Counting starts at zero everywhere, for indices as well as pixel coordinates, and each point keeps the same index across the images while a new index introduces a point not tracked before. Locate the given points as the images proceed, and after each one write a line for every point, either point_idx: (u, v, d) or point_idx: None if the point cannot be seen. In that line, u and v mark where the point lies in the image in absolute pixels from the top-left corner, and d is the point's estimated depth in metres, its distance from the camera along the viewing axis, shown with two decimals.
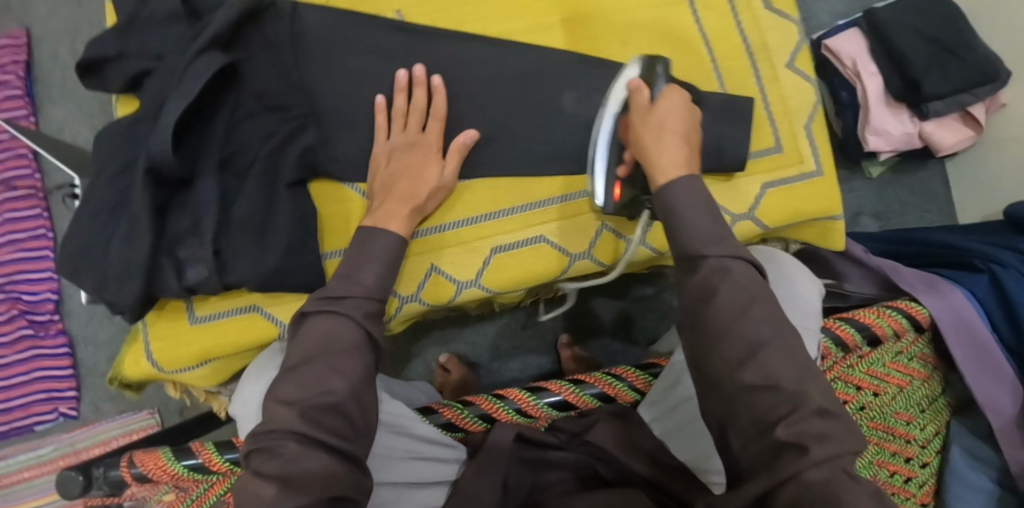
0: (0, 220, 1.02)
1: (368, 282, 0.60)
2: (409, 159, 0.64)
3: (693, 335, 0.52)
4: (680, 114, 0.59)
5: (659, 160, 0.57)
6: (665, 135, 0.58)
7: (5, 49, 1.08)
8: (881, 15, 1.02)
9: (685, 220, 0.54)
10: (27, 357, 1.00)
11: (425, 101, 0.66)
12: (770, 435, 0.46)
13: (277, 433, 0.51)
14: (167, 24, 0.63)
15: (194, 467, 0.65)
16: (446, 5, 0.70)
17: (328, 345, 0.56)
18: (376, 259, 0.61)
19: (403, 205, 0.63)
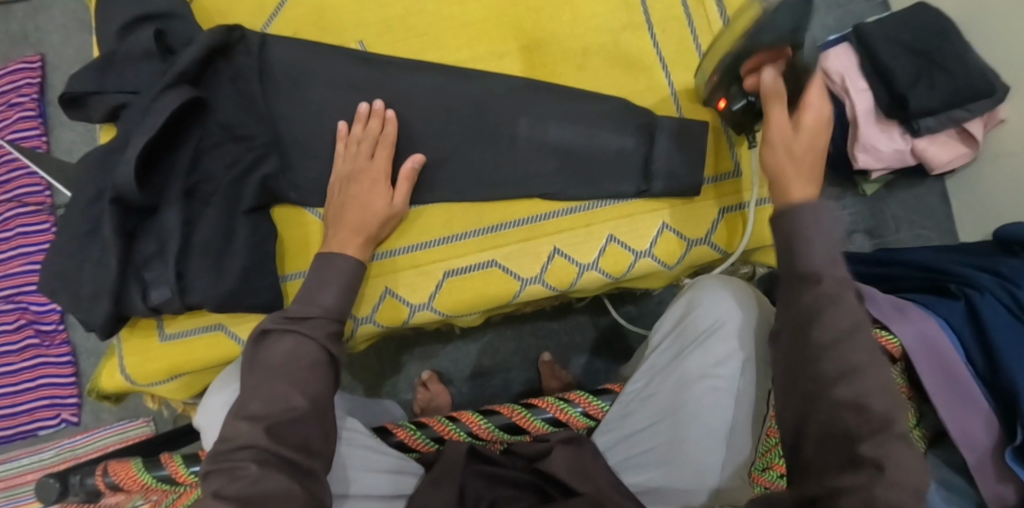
0: (12, 234, 1.09)
1: (326, 303, 0.61)
2: (364, 185, 0.66)
3: (790, 351, 0.53)
4: (818, 122, 0.59)
5: (795, 175, 0.58)
6: (808, 151, 0.59)
7: (21, 73, 1.15)
8: (869, 29, 1.00)
9: (814, 240, 0.54)
10: (33, 365, 1.08)
11: (379, 130, 0.68)
12: (852, 449, 0.47)
13: (240, 453, 0.53)
14: (141, 61, 0.67)
15: (163, 478, 0.67)
16: (409, 35, 0.74)
17: (290, 362, 0.57)
18: (332, 281, 0.63)
19: (359, 232, 0.65)
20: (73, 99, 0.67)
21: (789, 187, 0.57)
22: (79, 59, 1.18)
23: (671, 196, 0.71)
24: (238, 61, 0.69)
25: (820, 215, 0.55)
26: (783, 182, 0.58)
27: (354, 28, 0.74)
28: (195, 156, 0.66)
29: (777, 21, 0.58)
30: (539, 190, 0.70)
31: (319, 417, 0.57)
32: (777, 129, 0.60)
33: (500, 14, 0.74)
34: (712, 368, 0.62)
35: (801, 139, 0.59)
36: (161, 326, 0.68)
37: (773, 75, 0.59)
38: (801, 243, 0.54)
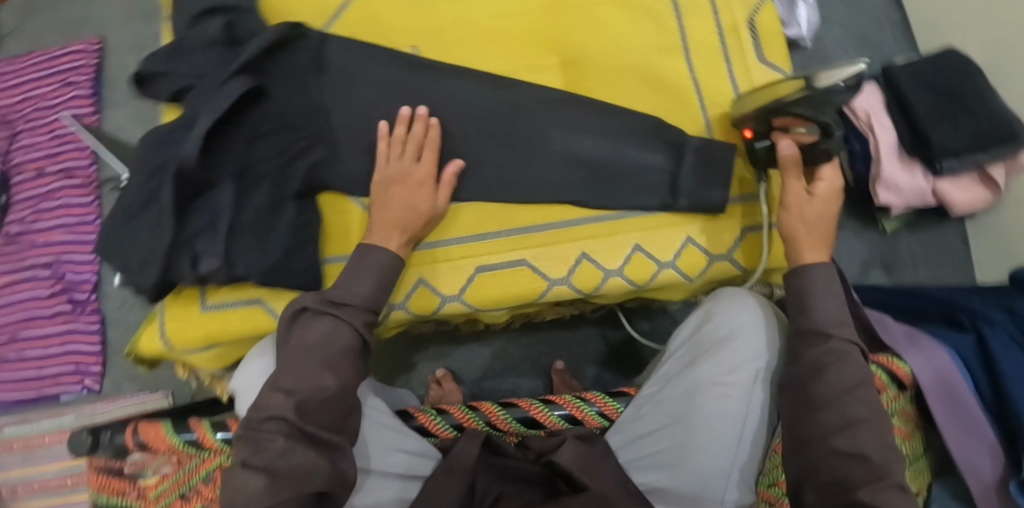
0: (56, 204, 1.16)
1: (364, 294, 0.64)
2: (406, 188, 0.69)
3: (795, 399, 0.60)
4: (830, 197, 0.67)
5: (808, 239, 0.65)
6: (822, 219, 0.66)
7: (80, 54, 1.22)
8: (897, 71, 1.04)
9: (821, 302, 0.62)
10: (63, 330, 1.12)
11: (423, 134, 0.71)
12: (851, 495, 0.53)
13: (269, 424, 0.56)
14: (208, 47, 0.71)
15: (190, 441, 0.70)
16: (458, 42, 0.78)
17: (324, 345, 0.60)
18: (370, 273, 0.65)
19: (399, 230, 0.68)
20: (142, 79, 0.72)
21: (801, 251, 0.65)
22: (137, 47, 1.24)
23: (696, 212, 0.73)
24: (297, 54, 0.73)
25: (828, 280, 0.63)
26: (797, 245, 0.66)
27: (407, 33, 0.78)
28: (251, 140, 0.71)
29: (816, 99, 0.65)
30: (570, 195, 0.73)
31: (346, 399, 0.60)
32: (796, 196, 0.66)
33: (545, 29, 0.79)
34: (721, 374, 0.65)
35: (815, 206, 0.66)
36: (204, 296, 0.72)
37: (790, 147, 0.66)
38: (809, 302, 0.63)
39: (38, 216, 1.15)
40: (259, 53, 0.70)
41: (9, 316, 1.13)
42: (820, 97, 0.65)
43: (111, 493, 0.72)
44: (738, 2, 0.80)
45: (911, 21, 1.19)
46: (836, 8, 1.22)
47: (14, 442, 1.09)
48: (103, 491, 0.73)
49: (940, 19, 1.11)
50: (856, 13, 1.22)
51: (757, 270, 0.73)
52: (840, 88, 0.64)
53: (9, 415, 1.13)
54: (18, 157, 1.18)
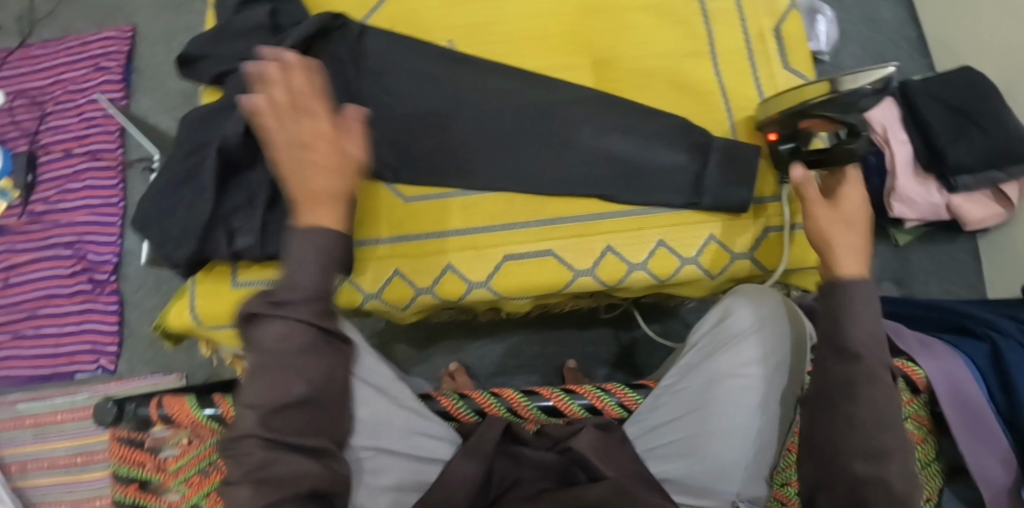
0: (82, 186, 1.19)
1: (306, 283, 0.54)
2: (319, 152, 0.57)
3: (819, 405, 0.58)
4: (859, 208, 0.63)
5: (844, 248, 0.61)
6: (852, 226, 0.62)
7: (113, 40, 1.24)
8: (914, 86, 1.05)
9: (859, 317, 0.57)
10: (81, 309, 1.14)
11: (296, 84, 0.59)
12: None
13: (243, 440, 0.53)
14: (252, 33, 0.73)
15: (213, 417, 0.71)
16: (492, 39, 0.80)
17: (283, 351, 0.53)
18: (309, 259, 0.55)
19: (337, 194, 0.57)
20: (184, 59, 0.74)
21: (838, 263, 0.60)
22: (167, 35, 1.27)
23: (720, 211, 0.75)
24: (336, 46, 0.76)
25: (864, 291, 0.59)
26: (833, 256, 0.61)
27: (443, 29, 0.81)
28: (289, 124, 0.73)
29: (844, 102, 0.66)
30: (597, 190, 0.74)
31: (322, 398, 0.55)
32: (820, 207, 0.63)
33: (575, 30, 0.81)
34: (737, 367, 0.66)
35: (842, 214, 0.63)
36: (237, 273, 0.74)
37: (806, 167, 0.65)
38: (844, 315, 0.58)
39: (63, 197, 1.18)
40: (301, 37, 0.72)
41: (29, 293, 1.15)
42: (847, 100, 0.65)
43: (129, 463, 0.72)
44: (765, 12, 0.82)
45: (929, 41, 1.20)
46: (855, 25, 1.24)
47: (26, 418, 1.13)
48: (123, 462, 0.72)
49: (958, 40, 1.13)
50: (875, 31, 1.24)
51: (778, 269, 0.74)
52: (866, 91, 0.64)
53: (24, 390, 1.15)
54: (45, 138, 1.21)
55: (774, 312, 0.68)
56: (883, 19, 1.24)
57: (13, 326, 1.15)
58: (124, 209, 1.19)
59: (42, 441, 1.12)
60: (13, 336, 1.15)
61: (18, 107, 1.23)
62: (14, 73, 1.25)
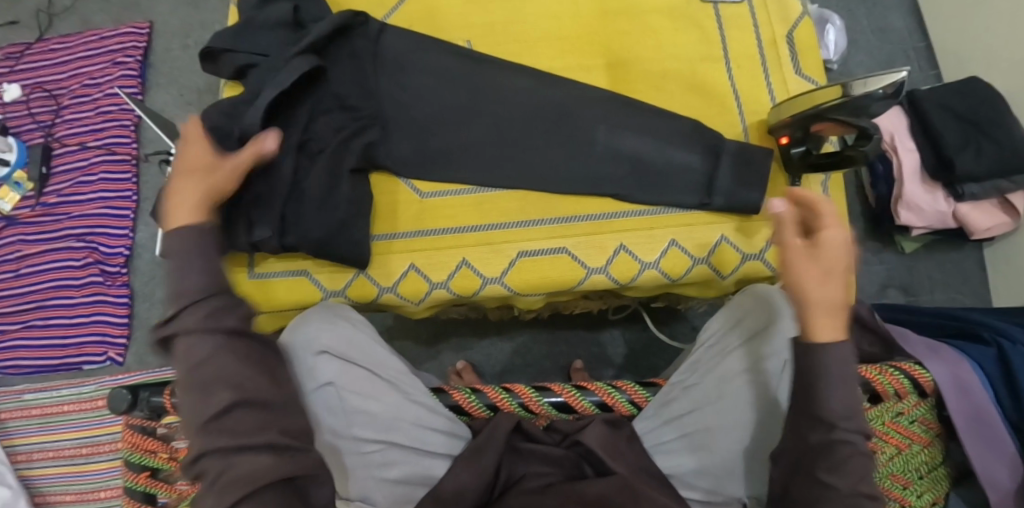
0: (96, 179, 1.20)
1: (192, 288, 0.51)
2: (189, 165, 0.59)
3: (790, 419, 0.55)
4: (841, 256, 0.51)
5: (821, 311, 0.51)
6: (833, 283, 0.51)
7: (130, 36, 1.26)
8: (923, 96, 1.07)
9: (831, 384, 0.51)
10: (91, 301, 1.15)
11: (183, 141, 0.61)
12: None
13: (198, 461, 0.50)
14: (274, 29, 0.75)
15: None
16: (510, 40, 0.82)
17: (194, 366, 0.50)
18: (187, 265, 0.52)
19: (191, 194, 0.56)
20: (207, 54, 0.75)
21: (812, 329, 0.51)
22: (183, 32, 1.28)
23: (733, 212, 0.75)
24: (355, 42, 0.77)
25: (845, 355, 0.51)
26: (807, 319, 0.51)
27: (461, 28, 0.82)
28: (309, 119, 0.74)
29: (856, 105, 0.67)
30: (612, 189, 0.75)
31: (256, 400, 0.51)
32: (798, 259, 0.52)
33: (590, 32, 0.82)
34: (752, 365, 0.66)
35: (823, 269, 0.51)
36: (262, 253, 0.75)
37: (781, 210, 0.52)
38: (818, 390, 0.51)
39: (77, 189, 1.20)
40: (322, 36, 0.73)
41: (40, 284, 1.16)
42: (859, 103, 0.67)
43: (139, 451, 0.71)
44: (778, 18, 0.83)
45: (937, 52, 1.21)
46: (864, 35, 1.25)
47: (32, 408, 1.13)
48: (133, 449, 0.71)
49: (966, 51, 1.14)
50: (883, 41, 1.25)
51: None
52: (878, 96, 0.65)
53: (32, 380, 1.16)
54: (60, 131, 1.22)
55: None
56: (892, 29, 1.25)
57: (23, 317, 1.16)
58: (137, 202, 1.20)
59: (48, 431, 1.12)
60: (23, 326, 1.15)
61: (34, 100, 1.25)
62: (32, 67, 1.27)
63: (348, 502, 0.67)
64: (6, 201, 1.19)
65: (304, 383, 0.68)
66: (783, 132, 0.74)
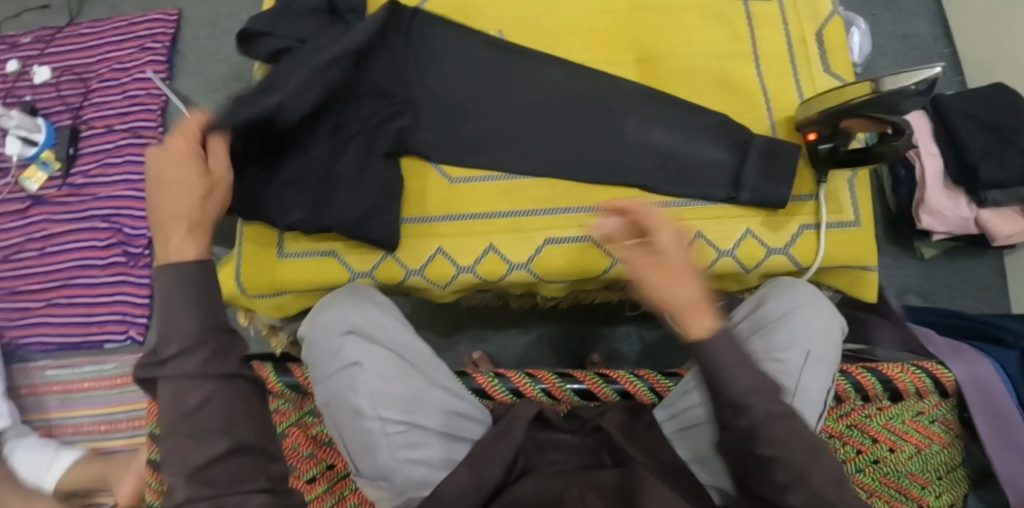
0: (122, 161, 1.21)
1: (184, 330, 0.51)
2: (189, 174, 0.57)
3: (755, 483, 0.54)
4: (666, 253, 0.50)
5: (684, 307, 0.50)
6: (684, 276, 0.50)
7: (160, 23, 1.27)
8: (947, 101, 1.05)
9: (732, 370, 0.49)
10: (114, 281, 1.17)
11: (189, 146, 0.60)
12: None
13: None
14: (311, 14, 0.76)
15: (292, 386, 0.73)
16: (541, 32, 0.83)
17: (182, 411, 0.50)
18: (182, 305, 0.52)
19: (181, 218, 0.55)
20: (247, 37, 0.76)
21: (687, 326, 0.50)
22: (211, 20, 1.29)
23: (757, 206, 0.76)
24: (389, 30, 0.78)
25: (728, 340, 0.50)
26: (678, 319, 0.50)
27: (492, 19, 0.83)
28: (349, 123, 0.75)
29: (886, 102, 0.67)
30: (639, 180, 0.76)
31: (246, 447, 0.52)
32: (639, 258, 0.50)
33: (620, 27, 0.83)
34: (772, 355, 0.67)
35: (663, 264, 0.50)
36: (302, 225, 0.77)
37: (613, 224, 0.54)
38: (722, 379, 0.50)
39: (102, 171, 1.21)
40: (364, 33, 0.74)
41: (66, 263, 1.18)
42: (890, 99, 0.66)
43: None
44: (808, 16, 0.83)
45: (963, 59, 1.21)
46: (889, 41, 1.25)
47: (53, 384, 1.17)
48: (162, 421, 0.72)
49: (992, 59, 1.14)
50: (907, 48, 1.25)
51: (814, 267, 0.76)
52: (910, 92, 0.64)
53: (53, 357, 1.19)
54: (88, 114, 1.24)
55: (805, 303, 0.70)
56: (917, 36, 1.25)
57: (48, 295, 1.18)
58: None
59: (69, 406, 1.16)
60: (46, 304, 1.18)
61: (64, 82, 1.27)
62: (62, 49, 1.29)
63: (369, 479, 0.68)
64: (33, 181, 1.21)
65: (331, 363, 0.68)
66: (812, 129, 0.75)
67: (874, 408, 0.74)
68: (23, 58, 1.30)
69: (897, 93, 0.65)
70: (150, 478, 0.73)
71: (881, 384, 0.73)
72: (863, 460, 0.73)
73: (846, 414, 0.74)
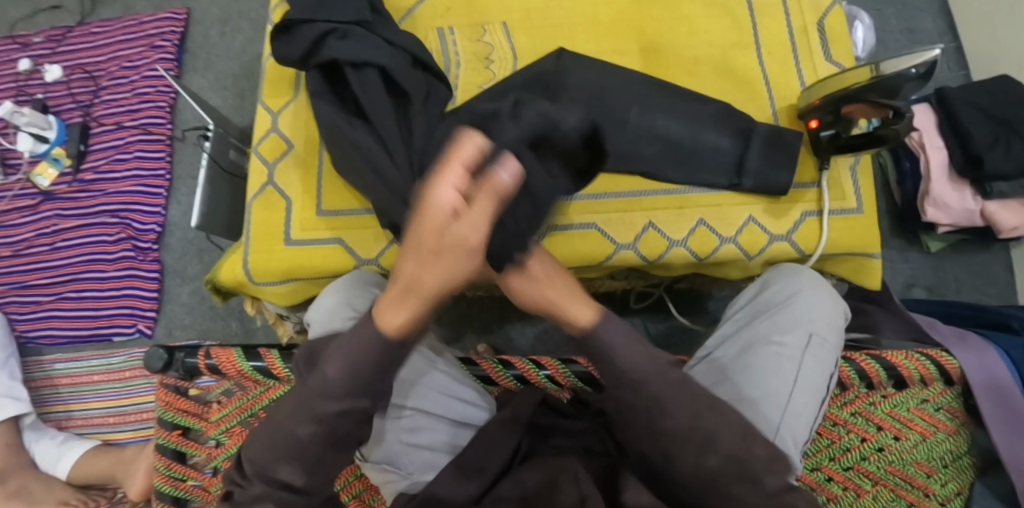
0: (131, 157, 1.23)
1: (330, 375, 0.51)
2: (425, 232, 0.43)
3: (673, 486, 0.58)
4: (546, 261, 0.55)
5: (561, 302, 0.53)
6: (552, 279, 0.54)
7: (170, 22, 1.29)
8: (951, 93, 1.05)
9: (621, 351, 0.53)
10: (124, 275, 1.18)
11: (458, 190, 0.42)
12: None
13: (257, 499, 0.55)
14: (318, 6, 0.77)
15: (258, 369, 0.73)
16: (544, 24, 0.84)
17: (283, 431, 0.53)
18: (342, 352, 0.50)
19: (428, 275, 0.46)
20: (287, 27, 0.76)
21: (569, 320, 0.53)
22: (219, 18, 1.30)
23: (761, 193, 0.76)
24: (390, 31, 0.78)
25: (615, 327, 0.53)
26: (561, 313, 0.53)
27: (496, 12, 0.85)
28: (422, 99, 0.76)
29: (888, 85, 0.68)
30: (641, 167, 0.77)
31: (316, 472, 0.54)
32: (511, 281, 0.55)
33: (624, 17, 0.83)
34: (769, 337, 0.68)
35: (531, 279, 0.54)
36: (315, 213, 0.77)
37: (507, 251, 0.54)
38: (617, 357, 0.53)
39: (112, 167, 1.23)
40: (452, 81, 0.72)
41: (76, 257, 1.20)
42: (891, 83, 0.68)
43: (173, 410, 0.74)
44: (810, 6, 0.83)
45: (968, 53, 1.21)
46: (894, 35, 1.25)
47: (62, 377, 1.19)
48: (169, 408, 0.74)
49: (998, 52, 1.13)
50: (913, 42, 1.25)
51: (816, 253, 0.76)
52: (910, 75, 0.67)
53: (62, 350, 1.20)
54: (98, 111, 1.26)
55: (805, 286, 0.70)
56: (923, 30, 1.25)
57: (58, 289, 1.20)
58: (170, 181, 1.23)
59: (79, 398, 1.17)
60: (56, 298, 1.20)
61: (74, 80, 1.28)
62: (73, 49, 1.30)
63: (370, 464, 0.66)
64: (44, 177, 1.23)
65: None
66: (813, 115, 0.75)
67: (879, 396, 0.73)
68: (35, 58, 1.31)
69: (898, 74, 0.67)
70: (157, 463, 0.75)
71: (884, 371, 0.72)
72: (868, 448, 0.73)
73: (850, 401, 0.74)
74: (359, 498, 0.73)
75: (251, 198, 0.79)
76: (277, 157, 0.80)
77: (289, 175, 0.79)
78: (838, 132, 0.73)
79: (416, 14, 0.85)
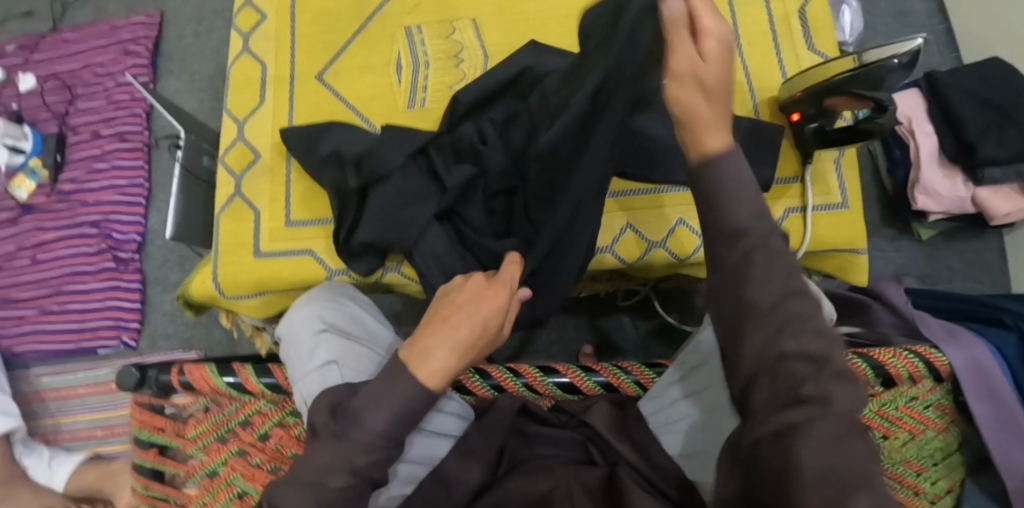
0: (109, 166, 1.21)
1: (376, 428, 0.49)
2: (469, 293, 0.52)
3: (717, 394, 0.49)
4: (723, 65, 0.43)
5: (703, 120, 0.44)
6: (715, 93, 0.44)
7: (142, 25, 1.27)
8: (941, 76, 1.02)
9: (736, 198, 0.44)
10: (105, 287, 1.17)
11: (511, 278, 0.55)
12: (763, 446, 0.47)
13: None
14: None
15: (233, 385, 0.71)
16: (515, 20, 0.82)
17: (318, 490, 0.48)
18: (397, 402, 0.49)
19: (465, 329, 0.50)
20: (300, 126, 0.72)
21: (698, 142, 0.45)
22: (193, 20, 1.28)
23: None
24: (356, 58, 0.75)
25: (731, 173, 0.44)
26: (693, 129, 0.45)
27: (467, 9, 0.83)
28: None
29: (871, 77, 0.65)
30: None
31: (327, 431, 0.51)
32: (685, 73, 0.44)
33: None
34: None
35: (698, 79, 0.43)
36: (284, 224, 0.76)
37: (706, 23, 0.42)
38: (722, 202, 0.44)
39: (90, 177, 1.21)
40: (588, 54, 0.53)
41: (56, 270, 1.19)
42: (873, 74, 0.65)
43: (149, 428, 0.74)
44: None
45: (959, 36, 1.18)
46: (883, 18, 1.22)
47: (48, 391, 1.17)
48: (143, 427, 0.73)
49: (990, 33, 1.10)
50: (903, 25, 1.22)
51: (801, 250, 0.74)
52: (893, 65, 0.64)
53: (48, 364, 1.19)
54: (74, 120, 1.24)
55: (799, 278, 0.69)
56: (915, 14, 1.22)
57: (40, 302, 1.19)
58: (149, 189, 1.22)
59: (66, 411, 1.16)
60: (39, 312, 1.19)
61: (49, 89, 1.26)
62: (46, 56, 1.28)
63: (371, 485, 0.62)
64: (22, 189, 1.20)
65: (301, 367, 0.62)
66: (794, 106, 0.73)
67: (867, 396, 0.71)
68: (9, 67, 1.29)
69: (876, 66, 0.64)
70: (136, 483, 0.74)
71: (872, 370, 0.70)
72: None
73: None
74: (243, 499, 0.69)
75: (219, 208, 0.78)
76: (245, 167, 0.79)
77: (256, 185, 0.78)
78: (820, 126, 0.71)
79: (382, 15, 0.84)
